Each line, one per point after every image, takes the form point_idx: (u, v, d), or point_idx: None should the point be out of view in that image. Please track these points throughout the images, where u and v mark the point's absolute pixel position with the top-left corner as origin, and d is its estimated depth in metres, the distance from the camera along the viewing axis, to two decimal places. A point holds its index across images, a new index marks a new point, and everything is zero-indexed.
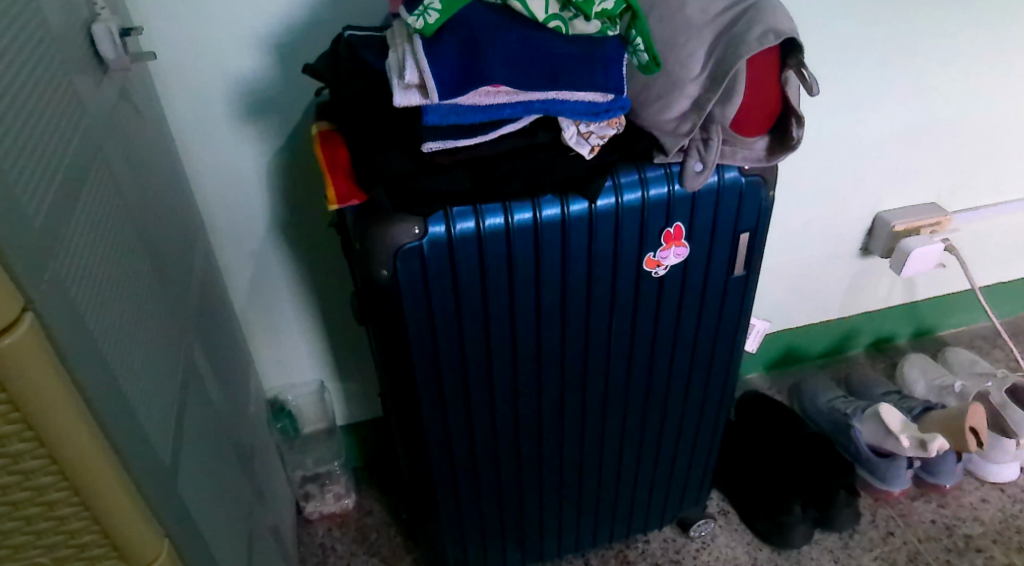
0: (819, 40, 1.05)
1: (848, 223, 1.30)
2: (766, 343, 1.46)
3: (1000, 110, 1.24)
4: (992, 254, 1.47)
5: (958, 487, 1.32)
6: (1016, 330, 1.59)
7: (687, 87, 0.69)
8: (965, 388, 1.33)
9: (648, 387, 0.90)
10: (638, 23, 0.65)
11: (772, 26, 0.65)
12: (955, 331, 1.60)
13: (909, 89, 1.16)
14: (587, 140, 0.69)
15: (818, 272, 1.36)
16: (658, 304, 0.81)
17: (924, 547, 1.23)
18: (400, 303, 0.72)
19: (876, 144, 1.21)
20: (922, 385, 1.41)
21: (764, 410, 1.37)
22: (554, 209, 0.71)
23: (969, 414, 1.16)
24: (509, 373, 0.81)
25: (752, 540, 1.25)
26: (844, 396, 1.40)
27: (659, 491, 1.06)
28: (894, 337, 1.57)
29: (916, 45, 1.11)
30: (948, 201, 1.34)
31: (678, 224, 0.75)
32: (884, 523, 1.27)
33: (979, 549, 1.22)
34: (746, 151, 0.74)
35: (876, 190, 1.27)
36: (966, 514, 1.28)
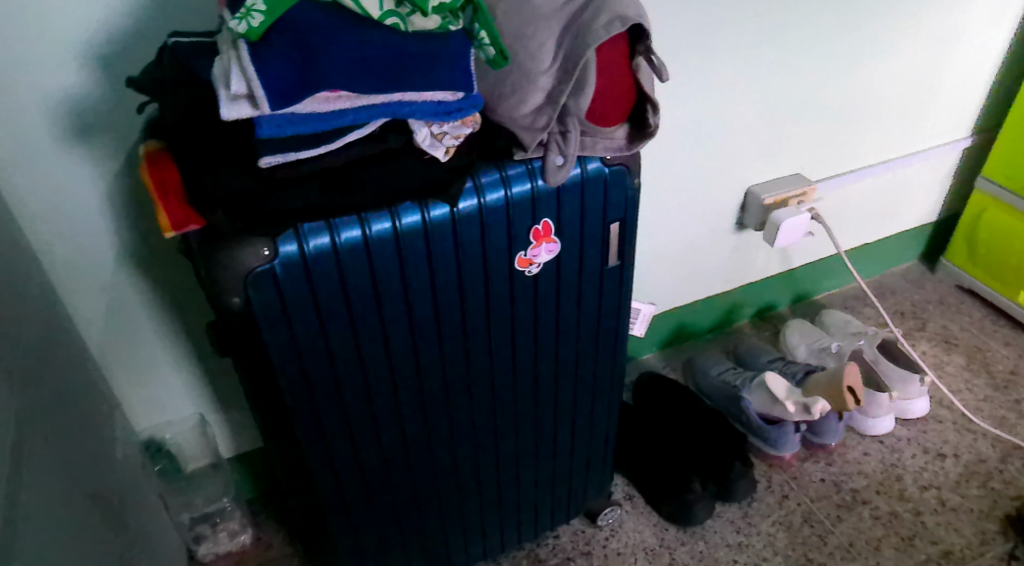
0: (676, 24, 1.06)
1: (721, 201, 1.34)
2: (658, 323, 1.48)
3: (849, 82, 1.30)
4: (856, 218, 1.54)
5: (843, 444, 1.38)
6: (881, 289, 1.68)
7: (539, 80, 0.66)
8: (841, 348, 1.39)
9: (536, 380, 0.88)
10: (481, 15, 0.62)
11: (617, 13, 0.63)
12: (830, 295, 1.68)
13: (766, 67, 1.19)
14: (441, 141, 0.66)
15: (697, 250, 1.39)
16: (535, 301, 0.79)
17: (816, 506, 1.28)
18: (258, 331, 0.67)
19: (739, 122, 1.24)
20: (802, 348, 1.46)
21: (664, 389, 1.40)
22: (414, 217, 0.67)
23: (846, 373, 1.23)
24: (388, 385, 0.77)
25: (658, 521, 1.27)
26: (734, 368, 1.43)
27: (561, 482, 1.05)
28: (776, 305, 1.63)
29: (766, 22, 1.14)
30: (811, 172, 1.40)
31: (545, 221, 0.73)
32: (779, 488, 1.31)
33: (865, 501, 1.28)
34: (607, 142, 0.72)
35: (744, 168, 1.31)
36: (851, 469, 1.33)
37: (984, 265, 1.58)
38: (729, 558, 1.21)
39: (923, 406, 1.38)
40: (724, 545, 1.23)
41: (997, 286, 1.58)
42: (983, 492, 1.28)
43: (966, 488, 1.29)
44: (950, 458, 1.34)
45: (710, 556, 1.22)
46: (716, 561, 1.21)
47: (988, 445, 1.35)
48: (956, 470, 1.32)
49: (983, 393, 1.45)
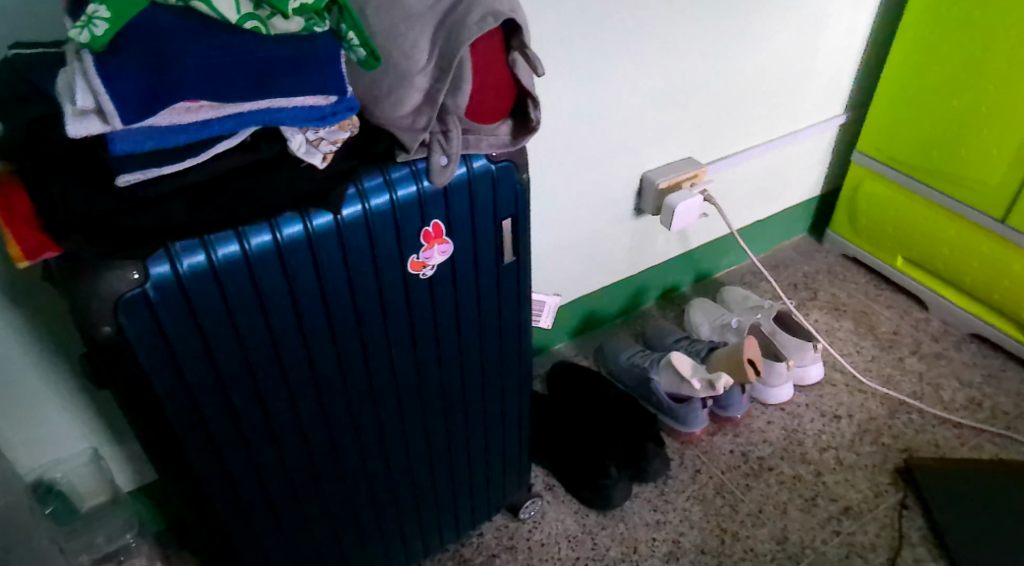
0: (559, 15, 1.07)
1: (618, 188, 1.36)
2: (567, 313, 1.49)
3: (731, 65, 1.34)
4: (746, 197, 1.60)
5: (748, 415, 1.43)
6: (774, 263, 1.75)
7: (415, 80, 0.64)
8: (741, 322, 1.45)
9: (442, 381, 0.87)
10: (347, 16, 0.60)
11: (489, 9, 0.63)
12: (728, 272, 1.74)
13: (651, 55, 1.21)
14: (317, 147, 0.64)
15: (597, 238, 1.41)
16: (432, 303, 0.78)
17: (726, 478, 1.32)
18: (135, 360, 0.63)
19: (629, 110, 1.26)
20: (706, 326, 1.51)
21: (578, 376, 1.41)
22: (296, 227, 0.65)
23: (745, 346, 1.27)
24: (286, 401, 0.74)
25: (579, 508, 1.28)
26: (642, 350, 1.46)
27: (479, 480, 1.04)
28: (679, 286, 1.67)
29: (646, 11, 1.16)
30: (701, 155, 1.44)
31: (434, 223, 0.72)
32: (692, 463, 1.35)
33: (771, 468, 1.33)
34: (491, 138, 0.71)
35: (637, 155, 1.34)
36: (757, 438, 1.38)
37: (864, 234, 1.67)
38: (649, 537, 1.24)
39: (818, 371, 1.45)
40: (644, 524, 1.26)
41: (877, 252, 1.67)
42: (875, 448, 1.35)
43: (861, 446, 1.36)
44: (845, 418, 1.41)
45: (630, 537, 1.24)
46: (637, 541, 1.23)
47: (879, 403, 1.43)
48: (851, 429, 1.39)
49: (871, 354, 1.53)
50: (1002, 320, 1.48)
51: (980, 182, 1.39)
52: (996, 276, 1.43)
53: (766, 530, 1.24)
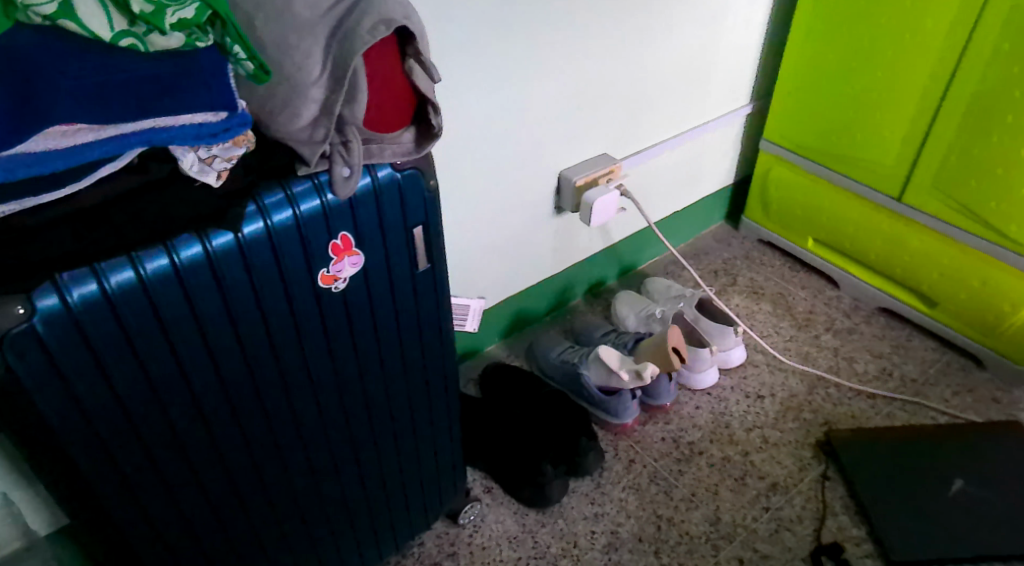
0: (465, 18, 1.07)
1: (536, 187, 1.37)
2: (494, 314, 1.49)
3: (638, 61, 1.36)
4: (662, 189, 1.64)
5: (677, 402, 1.46)
6: (693, 251, 1.80)
7: (310, 92, 0.64)
8: (665, 312, 1.48)
9: (365, 394, 0.86)
10: (231, 29, 0.59)
11: (381, 17, 0.62)
12: (650, 263, 1.77)
13: (559, 55, 1.23)
14: (210, 165, 0.63)
15: (518, 238, 1.41)
16: (348, 316, 0.77)
17: (659, 465, 1.35)
18: (30, 399, 0.60)
19: (542, 110, 1.27)
20: (631, 317, 1.53)
21: (511, 377, 1.41)
22: (195, 249, 0.63)
23: (670, 337, 1.30)
24: (201, 429, 0.72)
25: (518, 508, 1.29)
26: (571, 346, 1.47)
27: (413, 490, 1.03)
28: (604, 280, 1.69)
29: (551, 11, 1.17)
30: (616, 150, 1.46)
31: (343, 235, 0.71)
32: (625, 453, 1.37)
33: (701, 452, 1.36)
34: (395, 146, 0.71)
35: (553, 153, 1.35)
36: (686, 424, 1.41)
37: (776, 218, 1.73)
38: (588, 530, 1.25)
39: (740, 354, 1.49)
40: (582, 518, 1.27)
41: (789, 235, 1.73)
42: (797, 424, 1.40)
43: (784, 423, 1.40)
44: (768, 398, 1.45)
45: (570, 532, 1.25)
46: (576, 536, 1.24)
47: (798, 381, 1.49)
48: (774, 407, 1.43)
49: (789, 333, 1.59)
50: (906, 293, 1.55)
51: (878, 164, 1.46)
52: (899, 252, 1.50)
53: (700, 513, 1.27)
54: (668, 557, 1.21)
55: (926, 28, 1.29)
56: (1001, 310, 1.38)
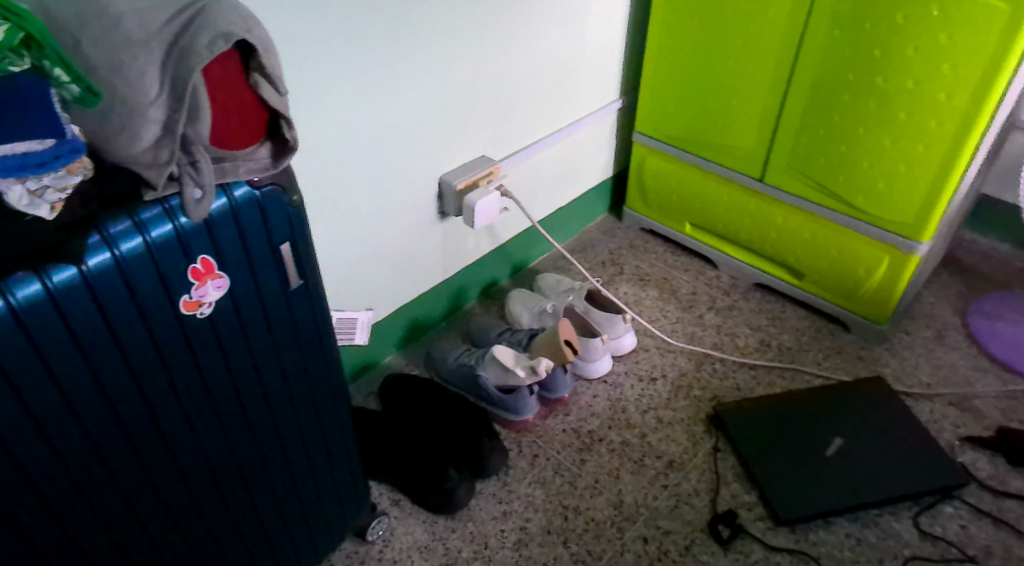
0: (325, 28, 1.05)
1: (417, 194, 1.36)
2: (388, 324, 1.47)
3: (507, 62, 1.38)
4: (543, 186, 1.66)
5: (575, 392, 1.48)
6: (580, 245, 1.84)
7: (149, 112, 0.61)
8: (556, 306, 1.51)
9: (248, 421, 0.83)
10: (47, 51, 0.56)
11: (219, 31, 0.61)
12: (541, 261, 1.79)
13: (426, 60, 1.22)
14: (41, 198, 0.58)
15: (403, 246, 1.40)
16: (219, 342, 0.75)
17: (562, 456, 1.36)
18: None
19: (415, 116, 1.26)
20: (525, 315, 1.55)
21: (410, 384, 1.39)
22: (33, 287, 0.60)
23: (560, 330, 1.33)
24: (64, 477, 0.68)
25: (427, 517, 1.27)
26: (468, 349, 1.47)
27: (314, 512, 1.00)
28: (497, 281, 1.70)
29: (413, 17, 1.16)
30: (494, 151, 1.48)
31: (203, 258, 0.69)
32: (529, 449, 1.38)
33: (601, 439, 1.39)
34: (250, 164, 0.69)
35: (431, 158, 1.35)
36: (585, 413, 1.44)
37: (655, 206, 1.80)
38: (497, 530, 1.25)
39: (631, 339, 1.53)
40: (491, 519, 1.27)
41: (668, 221, 1.80)
42: (688, 401, 1.46)
43: (676, 402, 1.45)
44: (659, 379, 1.50)
45: (480, 534, 1.25)
46: (487, 537, 1.25)
47: (686, 359, 1.54)
48: (666, 387, 1.48)
49: (675, 316, 1.64)
50: (776, 267, 1.65)
51: (740, 148, 1.54)
52: (767, 229, 1.59)
53: (603, 498, 1.29)
54: (577, 546, 1.23)
55: (767, 18, 1.36)
56: (858, 276, 1.49)
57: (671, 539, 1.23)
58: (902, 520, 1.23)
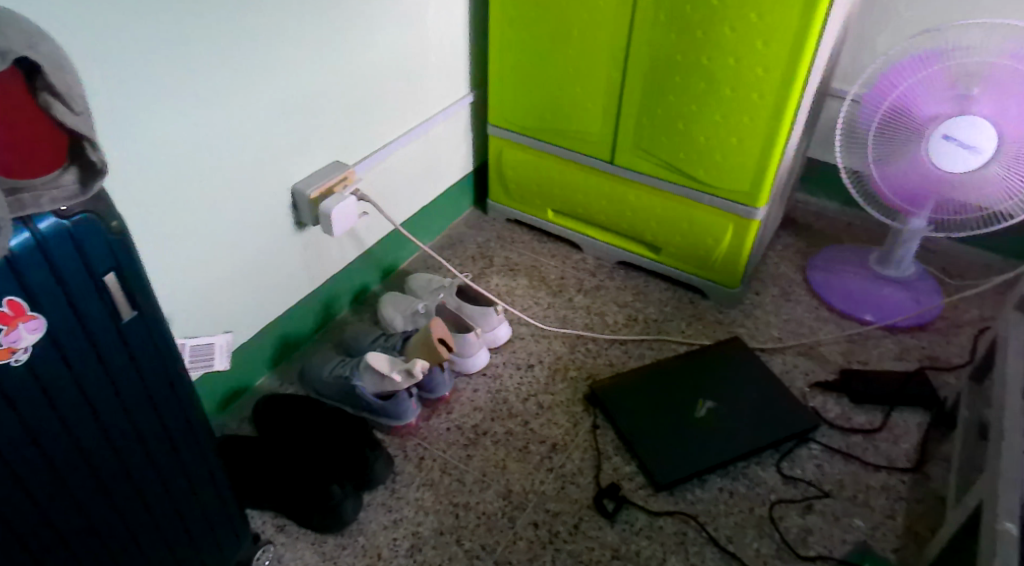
0: (138, 41, 0.99)
1: (268, 206, 1.31)
2: (255, 344, 1.41)
3: (348, 64, 1.35)
4: (404, 187, 1.63)
5: (455, 389, 1.47)
6: (449, 242, 1.83)
7: None
8: (428, 306, 1.51)
9: (91, 467, 0.77)
10: None
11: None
12: (411, 262, 1.77)
13: (260, 68, 1.18)
14: None
15: (259, 262, 1.34)
16: (42, 387, 0.70)
17: (449, 455, 1.35)
18: None
19: (254, 126, 1.21)
20: (399, 318, 1.53)
21: (285, 404, 1.33)
22: None
23: (432, 329, 1.32)
24: None
25: (316, 538, 1.23)
26: (341, 360, 1.42)
27: (185, 553, 0.95)
28: (367, 287, 1.66)
29: (238, 24, 1.12)
30: (347, 156, 1.44)
31: (10, 300, 0.64)
32: (415, 453, 1.35)
33: (486, 432, 1.39)
34: (54, 192, 0.65)
35: (279, 168, 1.30)
36: (467, 409, 1.43)
37: (516, 196, 1.81)
38: (389, 539, 1.23)
39: (505, 330, 1.54)
40: (381, 529, 1.24)
41: (530, 210, 1.82)
42: (566, 383, 1.48)
43: (554, 386, 1.48)
44: (537, 365, 1.52)
45: (372, 547, 1.22)
46: (379, 548, 1.22)
47: (561, 343, 1.57)
48: (544, 372, 1.50)
49: (547, 302, 1.67)
50: (634, 244, 1.71)
51: (588, 133, 1.58)
52: (622, 208, 1.64)
53: (492, 491, 1.30)
54: (470, 542, 1.22)
55: (598, 6, 1.41)
56: (708, 244, 1.57)
57: (560, 520, 1.25)
58: (766, 468, 1.32)
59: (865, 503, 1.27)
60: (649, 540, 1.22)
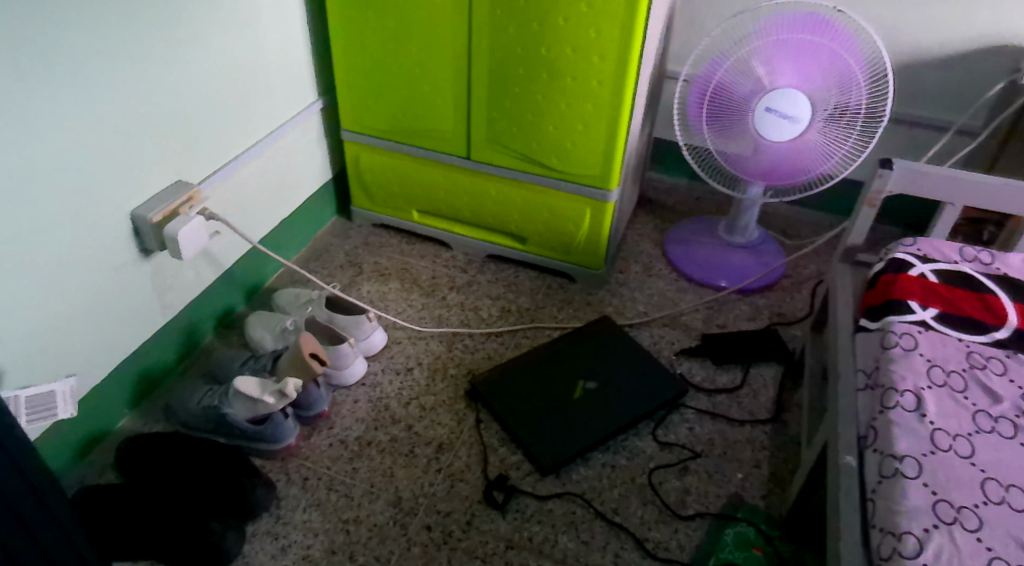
0: None
1: (106, 236, 1.22)
2: (110, 384, 1.31)
3: (179, 78, 1.28)
4: (258, 202, 1.56)
5: (335, 403, 1.43)
6: (317, 253, 1.77)
7: None
8: (296, 322, 1.46)
9: None
10: None
11: None
12: (278, 278, 1.69)
13: (72, 89, 1.09)
14: None
15: (104, 296, 1.25)
16: None
17: (334, 471, 1.32)
18: None
19: (75, 152, 1.13)
20: (268, 337, 1.47)
21: (156, 443, 1.25)
22: None
23: (303, 345, 1.27)
24: None
25: None
26: (210, 389, 1.35)
27: None
28: (232, 309, 1.58)
29: (39, 45, 1.03)
30: (190, 175, 1.36)
31: None
32: (298, 474, 1.31)
33: (370, 443, 1.36)
34: None
35: (111, 194, 1.22)
36: (349, 422, 1.40)
37: (378, 200, 1.79)
38: None
39: (381, 337, 1.51)
40: (270, 558, 1.20)
41: (393, 213, 1.80)
42: (447, 382, 1.48)
43: (435, 386, 1.47)
44: (415, 367, 1.51)
45: None
46: None
47: (438, 342, 1.56)
48: (423, 374, 1.49)
49: (421, 303, 1.65)
50: (500, 237, 1.73)
51: (442, 130, 1.58)
52: (484, 202, 1.65)
53: (382, 500, 1.28)
54: (364, 556, 1.20)
55: (435, 3, 1.40)
56: (570, 229, 1.61)
57: (452, 519, 1.25)
58: (643, 438, 1.37)
59: (734, 457, 1.35)
60: (540, 525, 1.25)
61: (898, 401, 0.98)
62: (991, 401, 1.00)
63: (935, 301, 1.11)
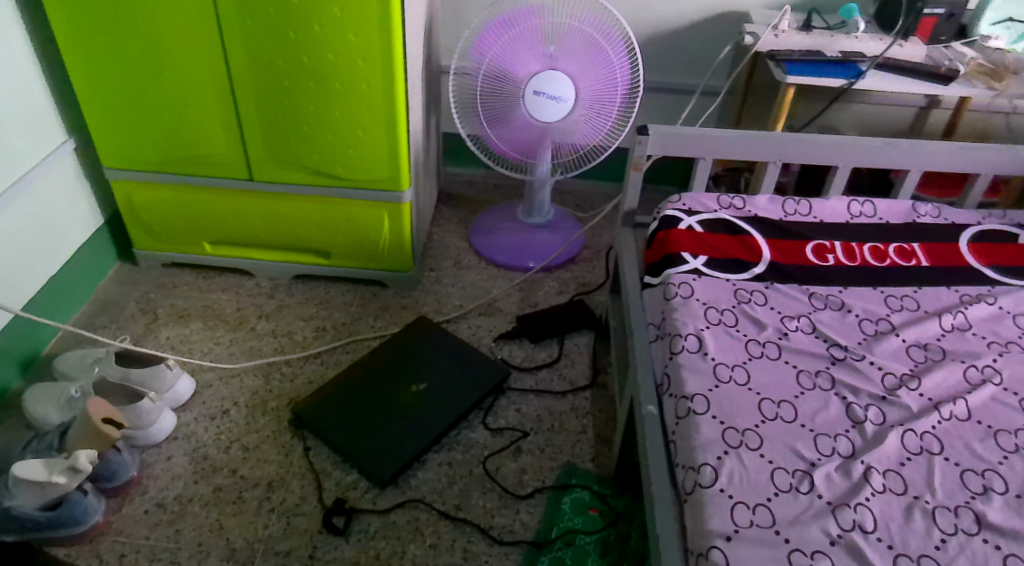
0: None
1: None
2: None
3: None
4: (11, 265, 1.39)
5: (146, 465, 1.31)
6: (102, 306, 1.61)
7: None
8: (82, 388, 1.32)
9: None
10: None
11: None
12: (57, 342, 1.52)
13: None
14: None
15: None
16: None
17: (154, 539, 1.21)
18: None
19: None
20: (52, 411, 1.30)
21: None
22: None
23: (92, 411, 1.18)
24: None
25: None
26: None
27: None
28: (5, 387, 1.40)
29: None
30: None
31: None
32: (113, 552, 1.19)
33: (191, 499, 1.26)
34: None
35: None
36: (165, 482, 1.29)
37: (159, 239, 1.65)
38: None
39: (187, 384, 1.41)
40: None
41: (179, 250, 1.67)
42: (268, 416, 1.41)
43: (255, 423, 1.39)
44: (232, 408, 1.42)
45: None
46: None
47: (253, 376, 1.48)
48: (241, 413, 1.41)
49: (229, 339, 1.55)
50: (300, 256, 1.66)
51: (213, 156, 1.49)
52: (275, 223, 1.58)
53: (214, 557, 1.19)
54: None
55: (179, 22, 1.32)
56: (371, 236, 1.58)
57: (293, 557, 1.20)
58: (475, 429, 1.39)
59: (562, 428, 1.40)
60: (386, 539, 1.22)
61: (682, 345, 1.07)
62: (757, 327, 1.12)
63: (702, 249, 1.23)
